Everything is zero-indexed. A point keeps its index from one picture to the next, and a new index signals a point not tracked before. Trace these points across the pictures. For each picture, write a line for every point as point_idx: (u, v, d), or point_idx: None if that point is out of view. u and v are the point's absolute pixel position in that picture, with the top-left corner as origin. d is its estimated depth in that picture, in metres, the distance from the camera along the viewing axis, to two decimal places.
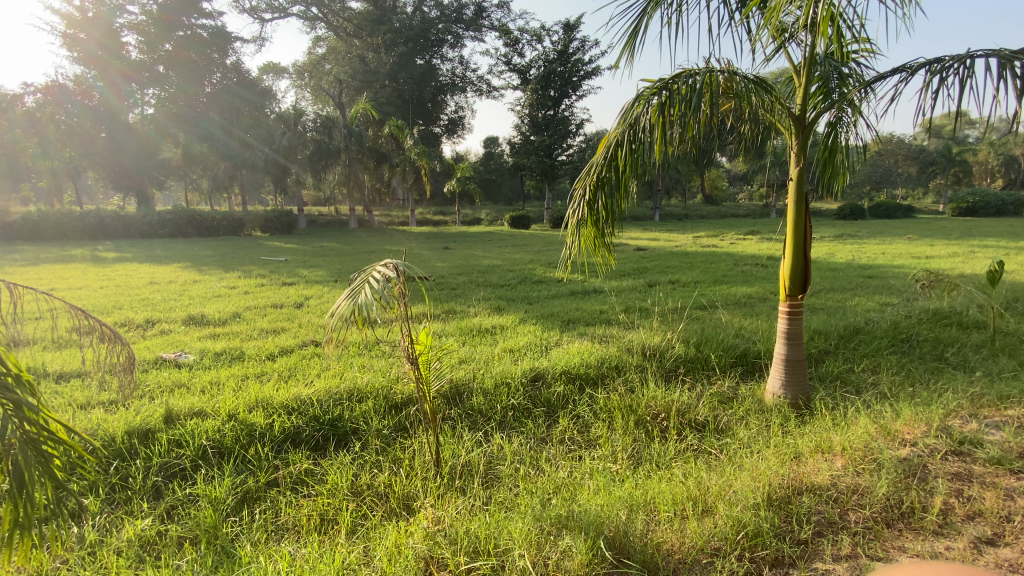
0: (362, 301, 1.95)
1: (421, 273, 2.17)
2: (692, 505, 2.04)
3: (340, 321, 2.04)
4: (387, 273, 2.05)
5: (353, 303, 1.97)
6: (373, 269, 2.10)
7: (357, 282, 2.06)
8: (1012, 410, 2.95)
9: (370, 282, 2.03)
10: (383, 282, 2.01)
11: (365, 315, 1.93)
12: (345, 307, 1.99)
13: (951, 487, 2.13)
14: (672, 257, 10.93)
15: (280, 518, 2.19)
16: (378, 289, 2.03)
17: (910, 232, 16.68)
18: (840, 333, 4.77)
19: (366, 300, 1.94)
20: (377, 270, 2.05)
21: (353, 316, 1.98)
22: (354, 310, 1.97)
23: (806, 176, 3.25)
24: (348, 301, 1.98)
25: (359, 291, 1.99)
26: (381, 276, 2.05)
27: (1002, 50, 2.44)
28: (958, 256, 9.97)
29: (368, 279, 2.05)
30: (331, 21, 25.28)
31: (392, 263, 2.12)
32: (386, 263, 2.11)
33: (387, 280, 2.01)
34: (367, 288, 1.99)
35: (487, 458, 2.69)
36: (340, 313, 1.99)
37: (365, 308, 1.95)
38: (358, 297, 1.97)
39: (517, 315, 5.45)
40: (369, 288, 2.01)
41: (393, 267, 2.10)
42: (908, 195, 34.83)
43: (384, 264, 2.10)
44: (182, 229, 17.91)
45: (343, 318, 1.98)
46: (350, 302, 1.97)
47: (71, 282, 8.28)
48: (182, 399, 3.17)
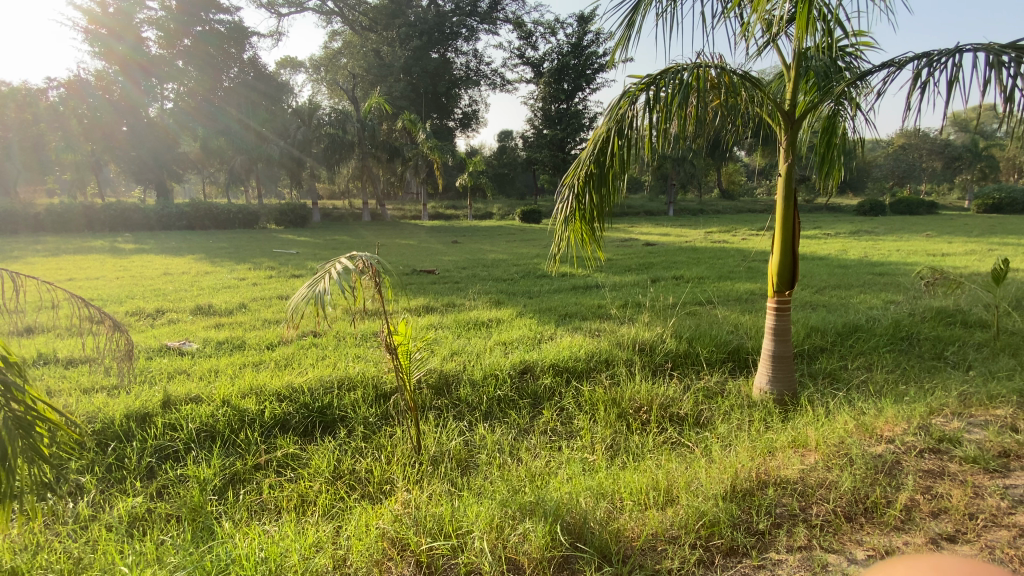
0: (320, 290, 2.07)
1: (389, 266, 2.25)
2: (656, 494, 2.09)
3: (303, 309, 2.16)
4: (350, 263, 2.14)
5: (312, 292, 2.10)
6: (337, 260, 2.21)
7: (320, 272, 2.17)
8: (1000, 410, 2.92)
9: (332, 273, 2.13)
10: (343, 272, 2.11)
11: (322, 303, 2.05)
12: (305, 295, 2.11)
13: (921, 484, 2.14)
14: (681, 252, 10.88)
15: (262, 498, 2.30)
16: (339, 277, 2.13)
17: (929, 229, 16.33)
18: (839, 330, 4.72)
19: (324, 289, 2.07)
20: (339, 261, 2.16)
21: (314, 303, 2.09)
22: (311, 299, 2.10)
23: (795, 172, 3.23)
24: (307, 290, 2.10)
25: (320, 280, 2.11)
26: (343, 266, 2.15)
27: (990, 45, 2.43)
28: (975, 254, 9.74)
29: (330, 270, 2.15)
30: (347, 15, 25.47)
31: (354, 254, 2.23)
32: (348, 254, 2.21)
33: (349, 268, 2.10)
34: (328, 278, 2.10)
35: (469, 447, 2.77)
36: (301, 300, 2.11)
37: (324, 295, 2.07)
38: (318, 286, 2.10)
39: (516, 309, 5.51)
40: (328, 277, 2.11)
41: (356, 257, 2.20)
42: (933, 191, 33.91)
43: (347, 255, 2.20)
44: (198, 221, 18.28)
45: (303, 305, 2.10)
46: (309, 291, 2.09)
47: (90, 272, 8.54)
48: (180, 385, 3.30)
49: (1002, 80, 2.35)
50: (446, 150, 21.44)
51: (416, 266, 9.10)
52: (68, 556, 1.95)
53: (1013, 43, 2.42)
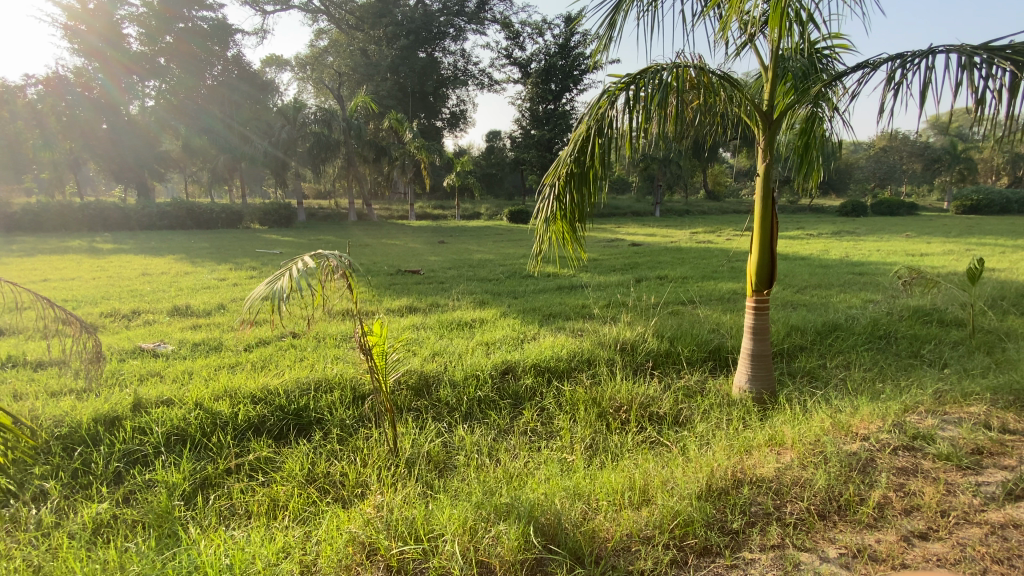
0: (278, 287, 2.08)
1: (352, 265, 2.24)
2: (633, 494, 2.08)
3: (262, 306, 2.14)
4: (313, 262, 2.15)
5: (271, 288, 2.10)
6: (300, 258, 2.19)
7: (281, 269, 2.16)
8: (974, 407, 2.95)
9: (293, 271, 2.14)
10: (303, 270, 2.10)
11: (279, 301, 2.04)
12: (263, 292, 2.09)
13: (894, 482, 2.15)
14: (666, 252, 10.93)
15: (232, 504, 2.24)
16: (299, 275, 2.12)
17: (910, 229, 16.59)
18: (818, 329, 4.76)
19: (282, 286, 2.07)
20: (301, 260, 2.16)
21: (272, 300, 2.08)
22: (270, 296, 2.11)
23: (774, 171, 3.25)
24: (266, 286, 2.10)
25: (280, 278, 2.10)
26: (305, 265, 2.16)
27: (963, 46, 2.45)
28: (952, 254, 9.94)
29: (290, 268, 2.14)
30: (333, 13, 25.24)
31: (319, 252, 2.23)
32: (312, 252, 2.22)
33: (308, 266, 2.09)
34: (288, 275, 2.11)
35: (448, 448, 2.74)
36: (258, 297, 2.11)
37: (281, 292, 2.06)
38: (276, 283, 2.10)
39: (500, 309, 5.48)
40: (288, 276, 2.11)
41: (320, 256, 2.20)
42: (913, 192, 34.57)
43: (312, 254, 2.20)
44: (180, 221, 17.99)
45: (260, 302, 2.09)
46: (268, 287, 2.08)
47: (66, 273, 8.34)
48: (151, 388, 3.21)
49: (974, 81, 2.38)
50: (433, 150, 21.37)
51: (401, 266, 9.03)
52: (27, 564, 1.89)
53: (985, 44, 2.45)
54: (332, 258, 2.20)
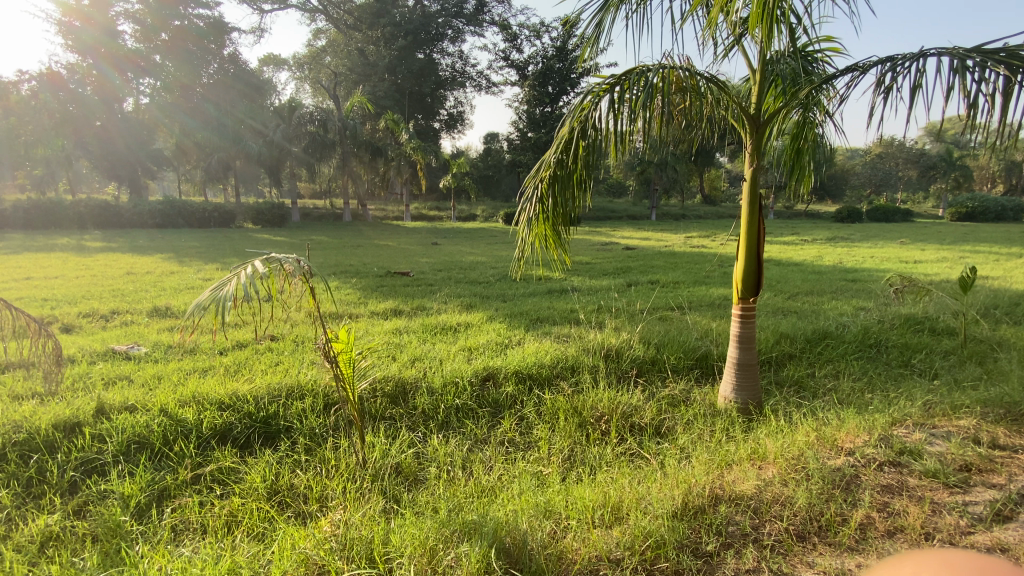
0: (223, 294, 2.07)
1: (307, 270, 2.22)
2: (606, 512, 1.99)
3: (207, 313, 2.13)
4: (260, 267, 2.13)
5: (215, 296, 2.09)
6: (252, 263, 2.16)
7: (228, 276, 2.16)
8: (964, 420, 2.87)
9: (241, 277, 2.12)
10: (252, 276, 2.09)
11: (222, 307, 2.05)
12: (206, 299, 2.09)
13: (877, 500, 2.06)
14: (659, 256, 10.86)
15: (189, 518, 2.12)
16: (249, 278, 2.10)
17: (904, 236, 16.58)
18: (808, 336, 4.68)
19: (227, 293, 2.07)
20: (251, 265, 2.13)
21: (215, 308, 2.07)
22: (214, 303, 2.08)
23: (761, 176, 3.17)
24: (209, 294, 2.09)
25: (226, 284, 2.10)
26: (253, 270, 2.14)
27: (954, 49, 2.39)
28: (946, 262, 9.91)
29: (239, 275, 2.13)
30: (331, 13, 25.10)
31: (271, 255, 2.18)
32: (264, 256, 2.17)
33: (257, 271, 2.06)
34: (235, 281, 2.10)
35: (420, 459, 2.65)
36: (200, 305, 2.09)
37: (225, 299, 2.06)
38: (222, 290, 2.09)
39: (486, 313, 5.38)
40: (234, 281, 2.11)
41: (272, 259, 2.15)
42: (909, 199, 34.63)
43: (263, 259, 2.15)
44: (172, 220, 17.83)
45: (203, 309, 2.07)
46: (212, 294, 2.07)
47: (50, 271, 8.20)
48: (117, 393, 3.07)
49: (966, 85, 2.31)
50: (430, 151, 21.30)
51: (390, 267, 8.92)
52: None
53: (978, 46, 2.38)
54: (288, 262, 2.15)
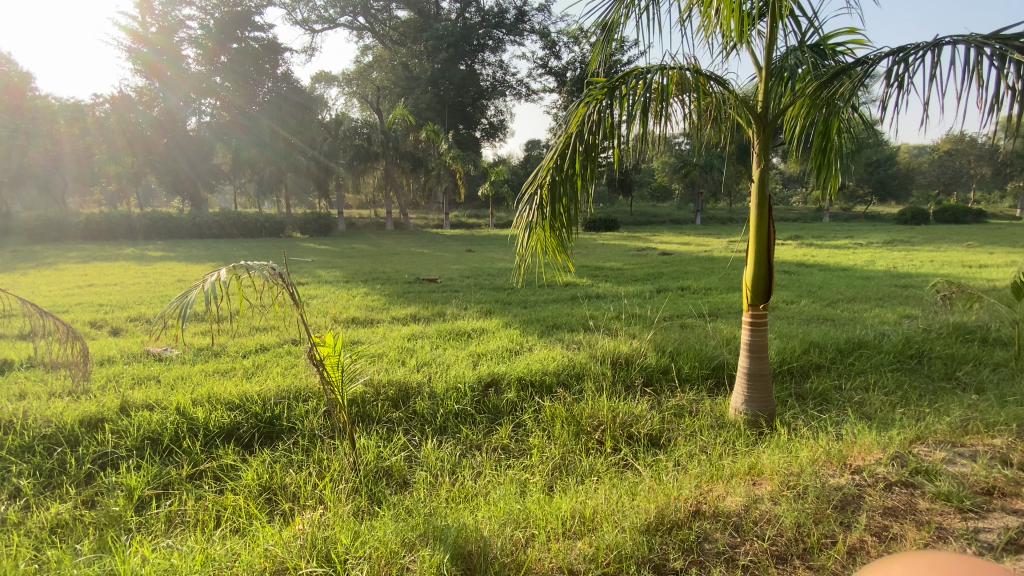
0: (187, 299, 2.20)
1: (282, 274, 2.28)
2: (577, 522, 1.95)
3: (175, 320, 2.24)
4: (220, 276, 2.16)
5: (180, 303, 2.23)
6: (222, 270, 2.21)
7: (198, 282, 2.25)
8: (998, 439, 2.61)
9: (206, 283, 2.16)
10: (214, 285, 2.13)
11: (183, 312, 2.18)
12: (175, 305, 2.24)
13: (876, 523, 1.91)
14: (696, 262, 10.51)
15: (183, 512, 2.25)
16: (213, 285, 2.14)
17: (972, 239, 15.33)
18: (840, 346, 4.39)
19: (188, 299, 2.20)
20: (217, 273, 2.16)
21: (181, 314, 2.19)
22: (180, 308, 2.22)
23: (771, 175, 2.98)
24: (177, 301, 2.22)
25: (191, 292, 2.21)
26: (216, 277, 2.17)
27: (971, 36, 2.24)
28: (1015, 266, 9.09)
29: (205, 282, 2.17)
30: (377, 29, 26.06)
31: (243, 262, 2.20)
32: (235, 264, 2.21)
33: (221, 279, 2.12)
34: (199, 289, 2.17)
35: (411, 463, 2.67)
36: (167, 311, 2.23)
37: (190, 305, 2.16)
38: (186, 297, 2.21)
39: (504, 319, 5.39)
40: (200, 288, 2.17)
41: (241, 267, 2.16)
42: (982, 200, 32.05)
43: (232, 267, 2.19)
44: (227, 230, 18.96)
45: (170, 315, 2.21)
46: (177, 301, 2.21)
47: (113, 278, 8.92)
48: (142, 392, 3.29)
49: (983, 75, 2.15)
50: (469, 160, 21.62)
51: (421, 274, 9.10)
52: None
53: (995, 32, 2.22)
54: (259, 271, 2.16)
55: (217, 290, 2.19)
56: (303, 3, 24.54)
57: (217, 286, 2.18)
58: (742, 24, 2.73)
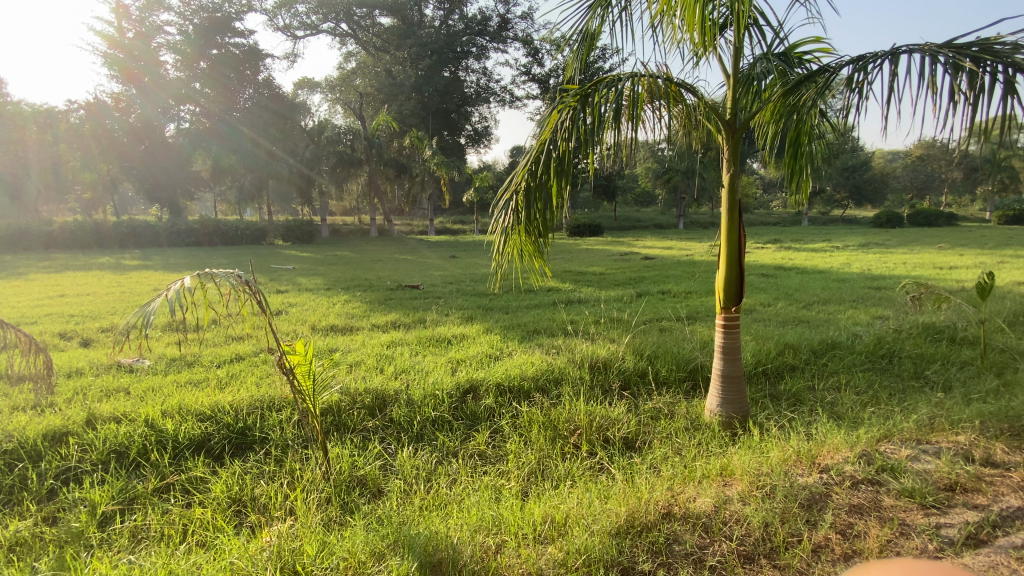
0: (149, 309, 2.15)
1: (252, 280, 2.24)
2: (549, 526, 1.96)
3: (136, 331, 2.19)
4: (183, 285, 2.10)
5: (141, 313, 2.17)
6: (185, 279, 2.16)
7: (161, 292, 2.20)
8: (962, 436, 2.68)
9: (168, 291, 2.11)
10: (177, 293, 2.08)
11: (145, 322, 2.14)
12: (135, 315, 2.18)
13: (842, 520, 1.95)
14: (677, 266, 10.64)
15: (148, 527, 2.20)
16: (175, 294, 2.09)
17: (944, 241, 15.77)
18: (813, 347, 4.47)
19: (150, 309, 2.15)
20: (180, 280, 2.11)
21: (143, 323, 2.15)
22: (141, 318, 2.17)
23: (740, 180, 3.03)
24: (138, 312, 2.17)
25: (153, 302, 2.16)
26: (180, 286, 2.13)
27: (925, 45, 2.32)
28: (983, 267, 9.38)
29: (167, 292, 2.12)
30: (360, 36, 26.04)
31: (207, 269, 2.13)
32: (199, 272, 2.15)
33: (184, 287, 2.06)
34: (162, 297, 2.12)
35: (387, 471, 2.65)
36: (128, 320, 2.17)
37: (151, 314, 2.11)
38: (148, 308, 2.16)
39: (485, 325, 5.39)
40: (162, 297, 2.11)
41: (206, 275, 2.10)
42: (954, 203, 33.04)
43: (197, 274, 2.13)
44: (207, 238, 18.68)
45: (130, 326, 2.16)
46: (138, 311, 2.16)
47: (85, 288, 8.70)
48: (111, 404, 3.22)
49: (936, 83, 2.23)
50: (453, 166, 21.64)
51: (403, 281, 9.06)
52: None
53: (949, 42, 2.30)
54: (224, 278, 2.10)
55: (180, 299, 2.14)
56: (285, 9, 24.41)
57: (179, 294, 2.12)
58: (709, 31, 2.77)
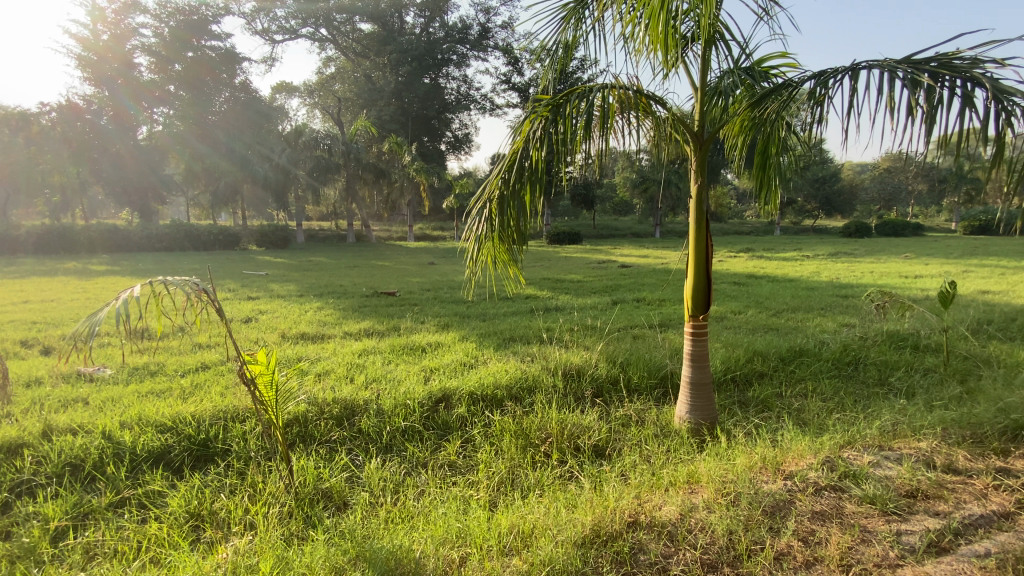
0: (96, 318, 2.05)
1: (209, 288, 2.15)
2: (515, 538, 1.94)
3: (84, 341, 2.09)
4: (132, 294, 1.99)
5: (89, 323, 2.07)
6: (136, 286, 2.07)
7: (110, 300, 2.10)
8: (922, 442, 2.76)
9: (117, 300, 2.01)
10: (126, 302, 1.98)
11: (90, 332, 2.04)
12: (83, 325, 2.08)
13: (805, 527, 1.98)
14: (653, 274, 10.77)
15: (100, 544, 2.10)
16: (123, 303, 1.99)
17: (910, 250, 16.30)
18: (782, 354, 4.56)
19: (97, 318, 2.05)
20: (130, 289, 2.01)
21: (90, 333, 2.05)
22: (88, 329, 2.07)
23: (709, 190, 3.08)
24: (85, 321, 2.07)
25: (100, 311, 2.05)
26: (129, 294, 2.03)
27: (884, 61, 2.39)
28: (946, 276, 9.72)
29: (115, 301, 2.03)
30: (340, 41, 25.87)
31: (162, 278, 2.04)
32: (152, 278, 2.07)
33: (134, 296, 1.97)
34: (111, 306, 2.02)
35: (353, 483, 2.60)
36: (74, 332, 2.08)
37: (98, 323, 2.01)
38: (95, 318, 2.06)
39: (460, 333, 5.35)
40: (110, 306, 2.01)
41: (158, 282, 2.00)
42: (919, 214, 34.26)
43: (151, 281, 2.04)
44: (179, 243, 18.23)
45: (77, 337, 2.06)
46: (86, 322, 2.06)
47: (48, 294, 8.38)
48: (68, 414, 3.08)
49: (894, 98, 2.30)
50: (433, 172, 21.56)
51: (380, 287, 8.97)
52: None
53: (906, 58, 2.38)
54: (178, 286, 2.02)
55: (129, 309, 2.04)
56: (263, 13, 24.13)
57: (128, 303, 2.03)
58: (677, 44, 2.82)
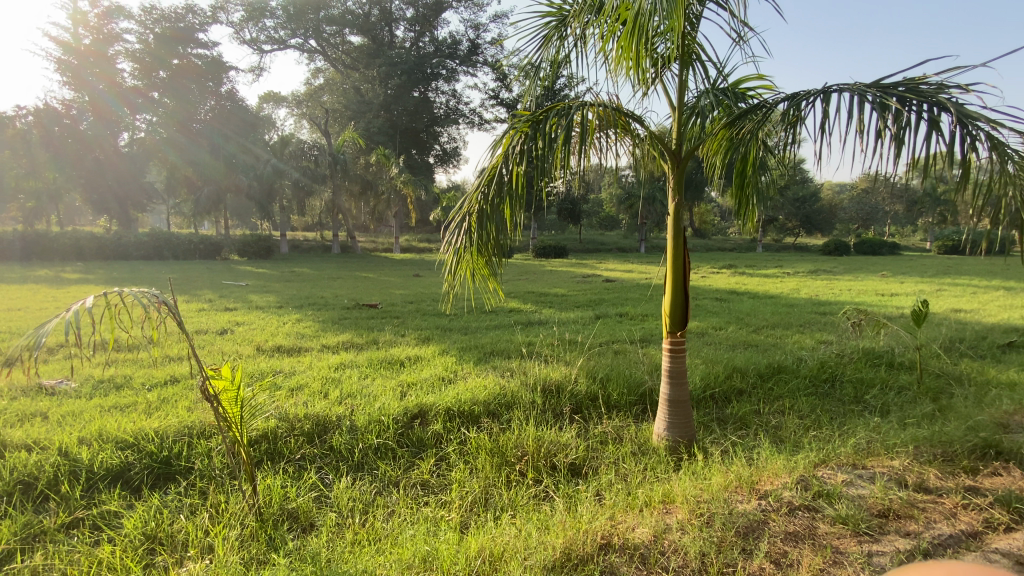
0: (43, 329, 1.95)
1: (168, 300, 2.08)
2: (483, 561, 1.88)
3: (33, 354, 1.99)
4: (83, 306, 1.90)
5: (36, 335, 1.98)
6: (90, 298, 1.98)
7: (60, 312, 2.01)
8: (895, 460, 2.77)
9: (67, 312, 1.92)
10: (76, 314, 1.89)
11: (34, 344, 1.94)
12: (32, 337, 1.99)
13: (777, 548, 1.96)
14: (637, 289, 10.81)
15: (48, 568, 1.99)
16: (73, 316, 1.91)
17: (887, 269, 16.65)
18: (761, 371, 4.57)
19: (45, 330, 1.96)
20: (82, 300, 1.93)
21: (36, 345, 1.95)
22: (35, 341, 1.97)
23: (686, 207, 3.08)
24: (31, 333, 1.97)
25: (48, 323, 1.96)
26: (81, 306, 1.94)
27: (854, 84, 2.44)
28: (921, 295, 9.93)
29: (64, 313, 1.94)
30: (329, 53, 25.92)
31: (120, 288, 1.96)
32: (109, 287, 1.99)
33: (87, 307, 1.88)
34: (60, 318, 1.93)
35: (321, 504, 2.51)
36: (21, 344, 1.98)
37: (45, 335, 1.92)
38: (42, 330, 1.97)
39: (441, 346, 5.29)
40: (59, 318, 1.92)
41: (113, 293, 1.92)
42: (896, 233, 35.11)
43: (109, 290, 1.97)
44: (158, 252, 17.88)
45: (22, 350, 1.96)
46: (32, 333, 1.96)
47: (16, 302, 8.11)
48: (25, 430, 2.95)
49: (864, 121, 2.34)
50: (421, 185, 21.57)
51: (362, 299, 8.85)
52: None
53: (875, 82, 2.44)
54: (135, 297, 1.94)
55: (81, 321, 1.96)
56: (252, 23, 24.12)
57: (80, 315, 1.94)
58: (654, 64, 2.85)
